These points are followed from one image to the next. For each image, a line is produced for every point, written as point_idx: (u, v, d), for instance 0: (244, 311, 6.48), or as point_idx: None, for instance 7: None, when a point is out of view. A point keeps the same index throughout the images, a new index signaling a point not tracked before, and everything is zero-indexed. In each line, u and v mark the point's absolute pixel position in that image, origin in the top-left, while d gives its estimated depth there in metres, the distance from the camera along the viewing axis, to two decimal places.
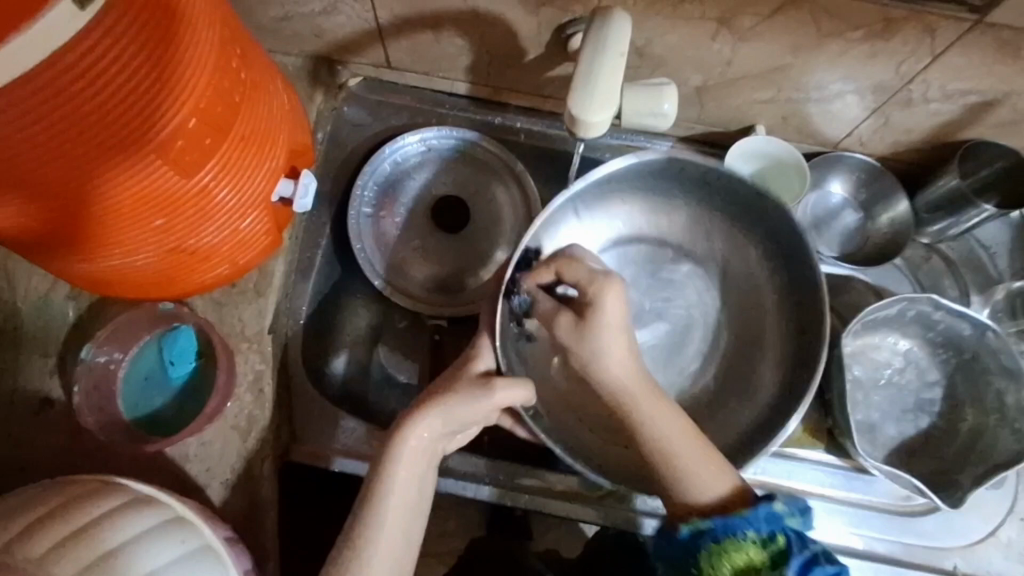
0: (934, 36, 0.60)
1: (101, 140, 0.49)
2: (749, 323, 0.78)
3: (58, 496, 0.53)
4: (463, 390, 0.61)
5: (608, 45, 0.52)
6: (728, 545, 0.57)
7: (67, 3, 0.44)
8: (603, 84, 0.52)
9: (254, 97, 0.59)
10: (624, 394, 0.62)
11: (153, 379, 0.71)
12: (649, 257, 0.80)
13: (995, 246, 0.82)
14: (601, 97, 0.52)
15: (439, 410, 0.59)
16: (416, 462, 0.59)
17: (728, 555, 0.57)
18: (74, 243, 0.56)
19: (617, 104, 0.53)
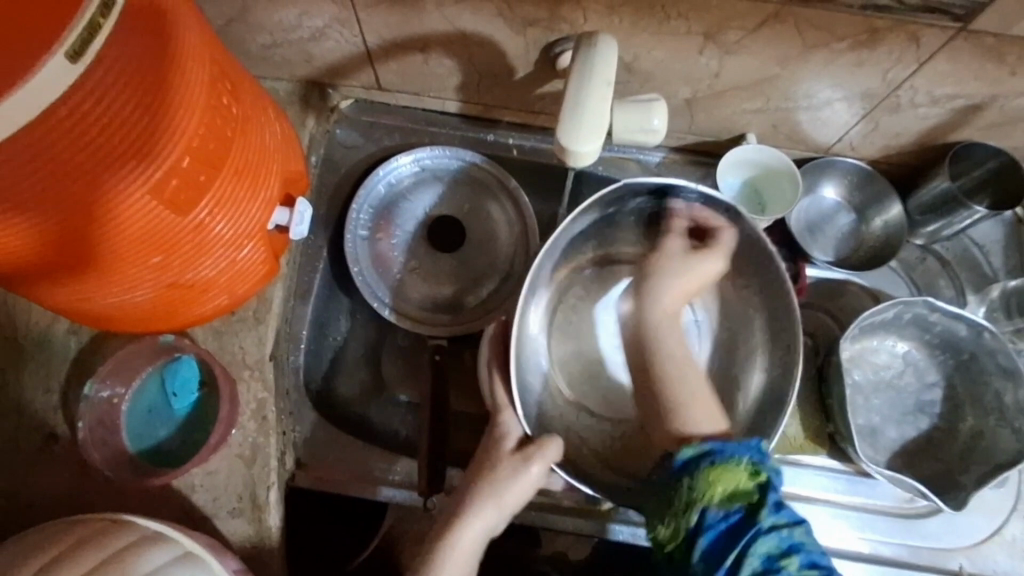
0: (919, 44, 0.61)
1: (96, 186, 0.50)
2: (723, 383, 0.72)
3: (67, 537, 0.53)
4: (503, 477, 0.63)
5: (597, 70, 0.52)
6: (721, 467, 0.58)
7: (60, 57, 0.45)
8: (591, 112, 0.52)
9: (247, 130, 0.59)
10: (657, 326, 0.70)
11: (157, 410, 0.71)
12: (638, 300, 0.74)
13: (989, 244, 0.83)
14: (589, 127, 0.52)
15: (488, 500, 0.63)
16: (465, 557, 0.63)
17: (721, 476, 0.58)
18: (73, 284, 0.56)
19: (606, 128, 0.52)
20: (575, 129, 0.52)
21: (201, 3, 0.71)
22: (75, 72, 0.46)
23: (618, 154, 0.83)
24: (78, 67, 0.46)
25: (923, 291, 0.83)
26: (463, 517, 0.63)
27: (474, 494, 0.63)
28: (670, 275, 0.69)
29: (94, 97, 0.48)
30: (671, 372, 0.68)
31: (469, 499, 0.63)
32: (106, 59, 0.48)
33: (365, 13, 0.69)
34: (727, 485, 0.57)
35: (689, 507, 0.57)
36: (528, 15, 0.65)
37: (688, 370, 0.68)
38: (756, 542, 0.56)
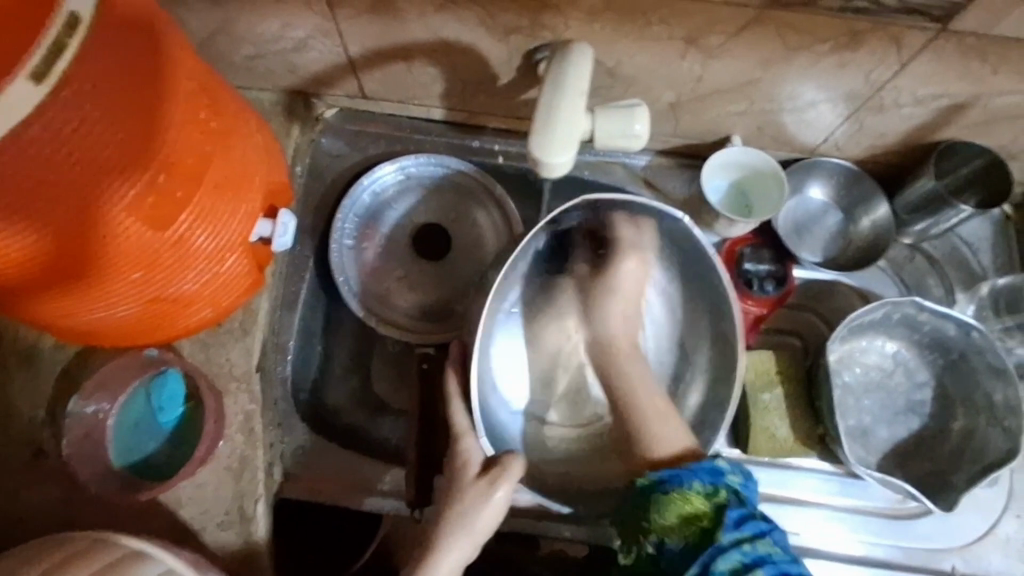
0: (900, 45, 0.61)
1: (72, 206, 0.50)
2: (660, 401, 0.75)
3: (52, 557, 0.53)
4: (471, 504, 0.62)
5: (570, 81, 0.52)
6: (674, 494, 0.59)
7: (25, 79, 0.44)
8: (564, 119, 0.51)
9: (226, 143, 0.59)
10: (604, 349, 0.75)
11: (144, 424, 0.71)
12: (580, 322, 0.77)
13: (978, 242, 0.83)
14: (562, 134, 0.51)
15: (460, 532, 0.62)
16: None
17: (675, 504, 0.58)
18: (54, 300, 0.56)
19: (579, 136, 0.52)
20: (550, 136, 0.51)
21: (183, 16, 0.71)
22: (43, 92, 0.46)
23: (605, 157, 0.82)
24: (46, 88, 0.46)
25: (913, 290, 0.82)
26: (438, 553, 0.62)
27: (444, 525, 0.62)
28: (615, 305, 0.75)
29: (65, 115, 0.47)
30: (642, 404, 0.71)
31: (442, 534, 0.62)
32: (76, 78, 0.47)
33: (347, 23, 0.69)
34: (681, 513, 0.58)
35: (646, 538, 0.59)
36: (508, 22, 0.65)
37: (640, 394, 0.72)
38: (711, 563, 0.55)
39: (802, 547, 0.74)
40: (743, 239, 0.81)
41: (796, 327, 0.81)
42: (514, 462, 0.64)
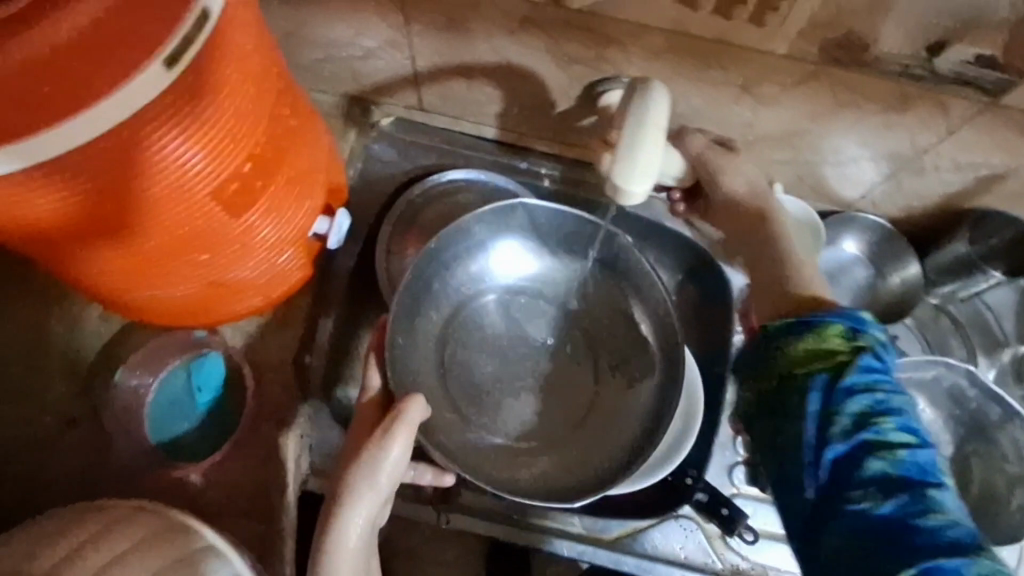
0: (948, 114, 0.64)
1: (159, 191, 0.52)
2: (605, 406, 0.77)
3: (91, 524, 0.57)
4: (375, 454, 0.56)
5: (649, 118, 0.54)
6: (815, 349, 0.48)
7: (157, 66, 0.46)
8: (645, 155, 0.53)
9: (300, 142, 0.61)
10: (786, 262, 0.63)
11: (178, 402, 0.72)
12: (522, 319, 0.79)
13: (1001, 308, 0.85)
14: (642, 168, 0.54)
15: (361, 486, 0.55)
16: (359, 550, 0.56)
17: (825, 357, 0.48)
18: (121, 273, 0.58)
19: (657, 173, 0.55)
20: (629, 176, 0.54)
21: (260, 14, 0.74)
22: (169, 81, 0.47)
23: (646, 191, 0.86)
24: (171, 75, 0.47)
25: (935, 349, 0.84)
26: (340, 515, 0.55)
27: (350, 476, 0.55)
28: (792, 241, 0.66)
29: (178, 103, 0.49)
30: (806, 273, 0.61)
31: (342, 490, 0.56)
32: (194, 72, 0.49)
33: (418, 37, 0.72)
34: (812, 347, 0.49)
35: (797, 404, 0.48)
36: (574, 52, 0.68)
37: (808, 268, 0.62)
38: (846, 399, 0.46)
39: None
40: None
41: None
42: (415, 405, 0.57)
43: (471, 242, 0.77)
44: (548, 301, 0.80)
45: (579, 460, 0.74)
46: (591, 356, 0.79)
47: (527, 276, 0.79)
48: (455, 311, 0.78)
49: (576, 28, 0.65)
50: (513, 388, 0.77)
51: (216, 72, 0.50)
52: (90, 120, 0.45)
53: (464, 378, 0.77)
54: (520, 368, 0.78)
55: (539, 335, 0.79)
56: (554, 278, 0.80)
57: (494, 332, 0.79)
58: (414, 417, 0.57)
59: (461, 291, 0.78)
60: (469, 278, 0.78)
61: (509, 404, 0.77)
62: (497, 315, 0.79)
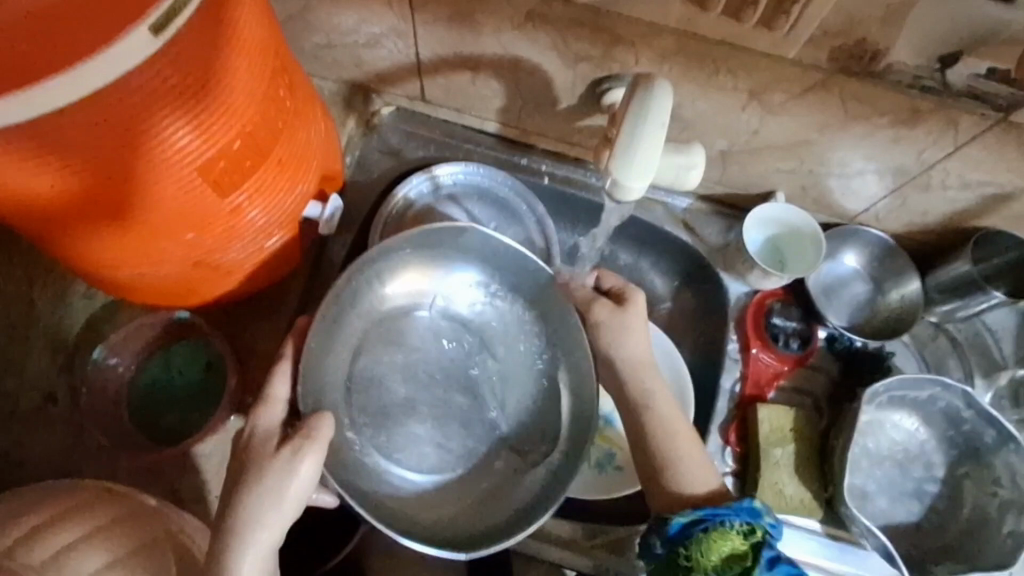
0: (957, 129, 0.63)
1: (144, 165, 0.50)
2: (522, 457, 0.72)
3: (56, 504, 0.56)
4: (275, 477, 0.55)
5: (649, 116, 0.52)
6: (715, 534, 0.55)
7: (145, 32, 0.44)
8: (644, 153, 0.52)
9: (295, 124, 0.60)
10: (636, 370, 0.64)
11: (157, 385, 0.72)
12: (448, 345, 0.74)
13: (1002, 331, 0.83)
14: (639, 165, 0.53)
15: (269, 502, 0.54)
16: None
17: (716, 544, 0.55)
18: (105, 248, 0.57)
19: (654, 170, 0.54)
20: (624, 177, 0.53)
21: None
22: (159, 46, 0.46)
23: (646, 195, 0.84)
24: (159, 42, 0.45)
25: (932, 369, 0.82)
26: (237, 547, 0.53)
27: (248, 501, 0.54)
28: (635, 324, 0.65)
29: (165, 72, 0.47)
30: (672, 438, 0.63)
31: (241, 509, 0.54)
32: (182, 40, 0.47)
33: (423, 28, 0.71)
34: (720, 551, 0.55)
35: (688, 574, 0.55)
36: (581, 50, 0.67)
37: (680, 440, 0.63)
38: None
39: None
40: (774, 292, 0.82)
41: (812, 389, 0.81)
42: (324, 424, 0.57)
43: (423, 256, 0.72)
44: (479, 333, 0.75)
45: (476, 503, 0.70)
46: (516, 406, 0.73)
47: (467, 307, 0.74)
48: (380, 324, 0.72)
49: (584, 25, 0.64)
50: (417, 414, 0.72)
51: (208, 42, 0.49)
52: (74, 83, 0.43)
53: (377, 404, 0.71)
54: (429, 402, 0.72)
55: (457, 367, 0.74)
56: (491, 312, 0.74)
57: (415, 354, 0.73)
58: (323, 438, 0.56)
59: (390, 304, 0.72)
60: (407, 293, 0.73)
61: (411, 430, 0.71)
62: (423, 336, 0.74)
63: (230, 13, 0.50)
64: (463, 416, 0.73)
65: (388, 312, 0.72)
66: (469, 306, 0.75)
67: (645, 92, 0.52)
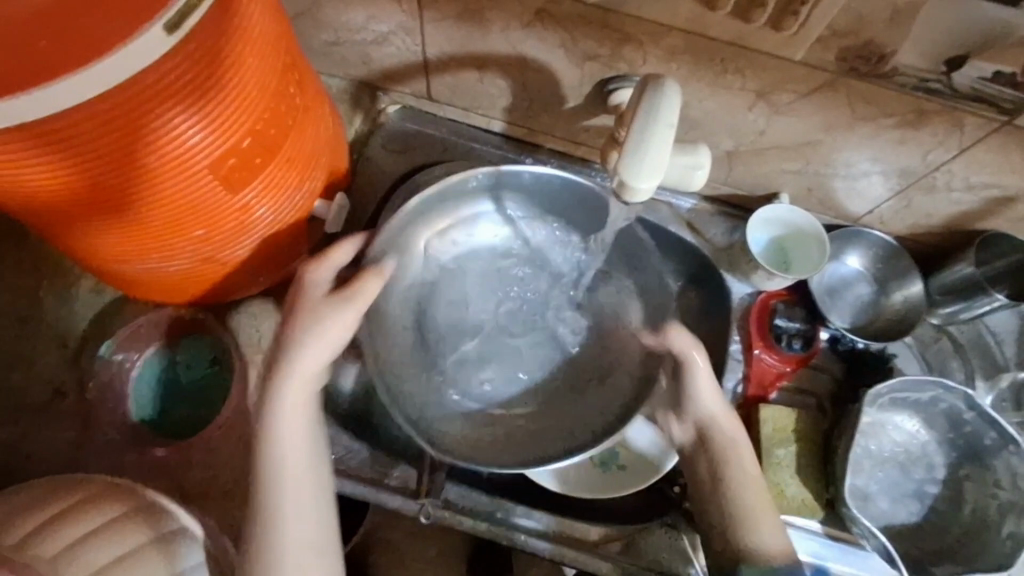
0: (963, 131, 0.63)
1: (158, 160, 0.51)
2: (591, 371, 0.79)
3: (73, 494, 0.57)
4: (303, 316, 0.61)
5: (659, 115, 0.52)
6: None
7: (158, 30, 0.44)
8: (653, 153, 0.51)
9: (305, 121, 0.61)
10: (711, 426, 0.68)
11: (165, 381, 0.72)
12: (500, 272, 0.82)
13: (1004, 333, 0.83)
14: (648, 167, 0.52)
15: (311, 334, 0.60)
16: (292, 417, 0.60)
17: None
18: (114, 242, 0.57)
19: (662, 173, 0.53)
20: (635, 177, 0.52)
21: None
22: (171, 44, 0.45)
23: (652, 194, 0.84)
24: (173, 40, 0.45)
25: (935, 371, 0.83)
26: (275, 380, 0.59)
27: (286, 344, 0.60)
28: (706, 379, 0.69)
29: (178, 67, 0.47)
30: (750, 498, 0.66)
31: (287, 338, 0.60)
32: (196, 37, 0.47)
33: (431, 25, 0.71)
34: None
35: None
36: (589, 49, 0.67)
37: (756, 490, 0.66)
38: None
39: None
40: (777, 293, 0.82)
41: (815, 389, 0.81)
42: (371, 279, 0.65)
43: (456, 204, 0.80)
44: (514, 266, 0.82)
45: (545, 412, 0.78)
46: (574, 323, 0.81)
47: (483, 242, 0.82)
48: (432, 266, 0.80)
49: (593, 24, 0.64)
50: (485, 342, 0.79)
51: (222, 40, 0.49)
52: (84, 79, 0.43)
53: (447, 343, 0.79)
54: (489, 322, 0.80)
55: (516, 295, 0.81)
56: (533, 252, 0.82)
57: (461, 286, 0.81)
58: (368, 292, 0.64)
59: (438, 250, 0.80)
60: (455, 237, 0.81)
61: (466, 356, 0.79)
62: (457, 267, 0.81)
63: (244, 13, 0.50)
64: (526, 336, 0.80)
65: (437, 253, 0.80)
66: (513, 236, 0.82)
67: (656, 93, 0.52)
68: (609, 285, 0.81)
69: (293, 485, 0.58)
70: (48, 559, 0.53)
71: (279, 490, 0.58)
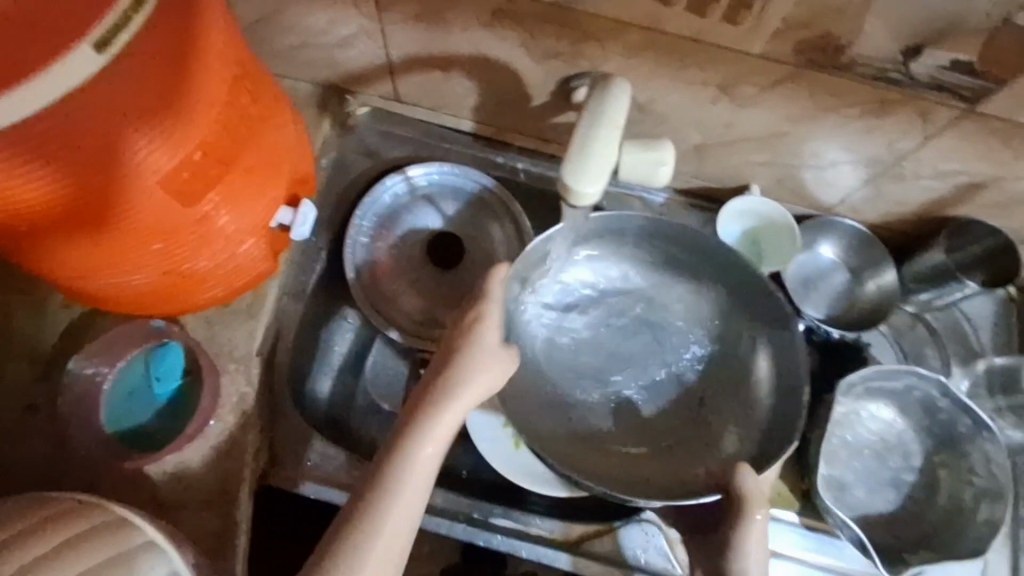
0: (928, 119, 0.62)
1: (108, 176, 0.51)
2: (712, 412, 0.73)
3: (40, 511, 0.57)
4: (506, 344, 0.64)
5: (606, 117, 0.52)
6: None
7: (87, 47, 0.46)
8: (599, 153, 0.52)
9: (262, 130, 0.60)
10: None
11: (137, 394, 0.71)
12: (625, 322, 0.76)
13: (979, 319, 0.83)
14: (594, 168, 0.52)
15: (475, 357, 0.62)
16: (446, 430, 0.61)
17: None
18: (75, 261, 0.57)
19: (608, 176, 0.53)
20: (578, 185, 0.52)
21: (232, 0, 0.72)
22: (105, 59, 0.47)
23: (624, 190, 0.84)
24: (104, 57, 0.47)
25: (911, 358, 0.82)
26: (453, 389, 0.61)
27: (444, 373, 0.62)
28: (757, 534, 0.62)
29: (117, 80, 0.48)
30: None
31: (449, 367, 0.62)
32: (134, 52, 0.49)
33: (392, 27, 0.70)
34: None
35: None
36: (550, 47, 0.67)
37: None
38: None
39: None
40: None
41: None
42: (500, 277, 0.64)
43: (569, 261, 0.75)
44: (618, 307, 0.76)
45: (665, 465, 0.71)
46: (700, 370, 0.74)
47: (567, 287, 0.75)
48: (557, 328, 0.75)
49: (552, 22, 0.63)
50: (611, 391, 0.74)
51: (162, 53, 0.50)
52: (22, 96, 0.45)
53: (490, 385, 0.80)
54: (653, 372, 0.75)
55: (641, 347, 0.75)
56: (642, 295, 0.76)
57: (557, 325, 0.75)
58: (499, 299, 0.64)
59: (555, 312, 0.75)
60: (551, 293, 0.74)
61: (572, 399, 0.74)
62: (552, 308, 0.75)
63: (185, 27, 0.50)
64: (654, 383, 0.74)
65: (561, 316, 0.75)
66: (630, 284, 0.76)
67: (602, 96, 0.53)
68: (712, 318, 0.74)
69: (406, 485, 0.58)
70: (15, 570, 0.53)
71: (396, 489, 0.58)
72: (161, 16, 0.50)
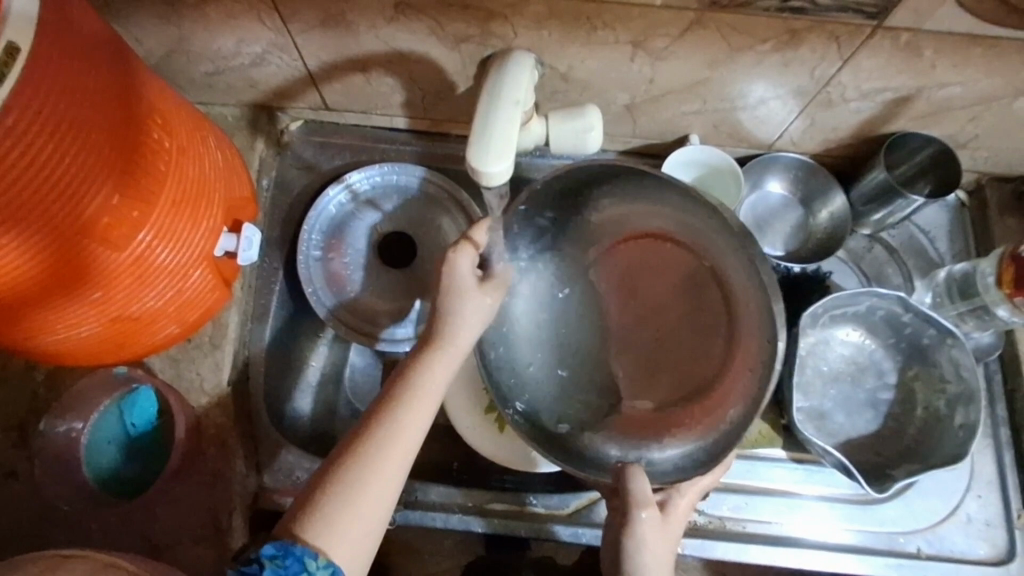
0: (840, 43, 0.62)
1: (39, 237, 0.52)
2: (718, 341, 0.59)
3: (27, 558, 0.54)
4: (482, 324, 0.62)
5: (502, 97, 0.55)
6: None
7: None
8: (498, 128, 0.53)
9: (181, 161, 0.62)
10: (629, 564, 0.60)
11: (116, 441, 0.74)
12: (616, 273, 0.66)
13: (934, 229, 0.84)
14: (498, 142, 0.53)
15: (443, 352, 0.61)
16: (427, 403, 0.59)
17: None
18: (22, 324, 0.59)
19: (513, 149, 0.53)
20: (484, 158, 0.52)
21: (137, 38, 0.71)
22: None
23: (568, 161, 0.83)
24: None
25: (872, 280, 0.83)
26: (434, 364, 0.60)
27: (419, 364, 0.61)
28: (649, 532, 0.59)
29: (17, 140, 0.48)
30: None
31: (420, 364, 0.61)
32: (18, 107, 0.47)
33: (302, 38, 0.70)
34: None
35: None
36: (459, 31, 0.66)
37: None
38: None
39: (778, 536, 0.75)
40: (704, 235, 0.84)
41: None
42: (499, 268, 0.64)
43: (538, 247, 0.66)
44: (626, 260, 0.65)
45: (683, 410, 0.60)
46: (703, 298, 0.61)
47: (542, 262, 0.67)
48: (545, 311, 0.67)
49: (454, 6, 0.63)
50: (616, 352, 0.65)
51: (47, 102, 0.48)
52: None
53: (468, 371, 0.81)
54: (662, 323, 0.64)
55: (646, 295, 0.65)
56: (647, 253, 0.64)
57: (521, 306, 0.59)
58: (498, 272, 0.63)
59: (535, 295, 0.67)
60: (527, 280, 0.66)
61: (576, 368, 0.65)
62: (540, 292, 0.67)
63: (69, 72, 0.50)
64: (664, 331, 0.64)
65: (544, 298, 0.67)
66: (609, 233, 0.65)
67: (495, 83, 0.56)
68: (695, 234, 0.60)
69: (385, 462, 0.56)
70: None
71: (379, 455, 0.56)
72: (39, 62, 0.48)
